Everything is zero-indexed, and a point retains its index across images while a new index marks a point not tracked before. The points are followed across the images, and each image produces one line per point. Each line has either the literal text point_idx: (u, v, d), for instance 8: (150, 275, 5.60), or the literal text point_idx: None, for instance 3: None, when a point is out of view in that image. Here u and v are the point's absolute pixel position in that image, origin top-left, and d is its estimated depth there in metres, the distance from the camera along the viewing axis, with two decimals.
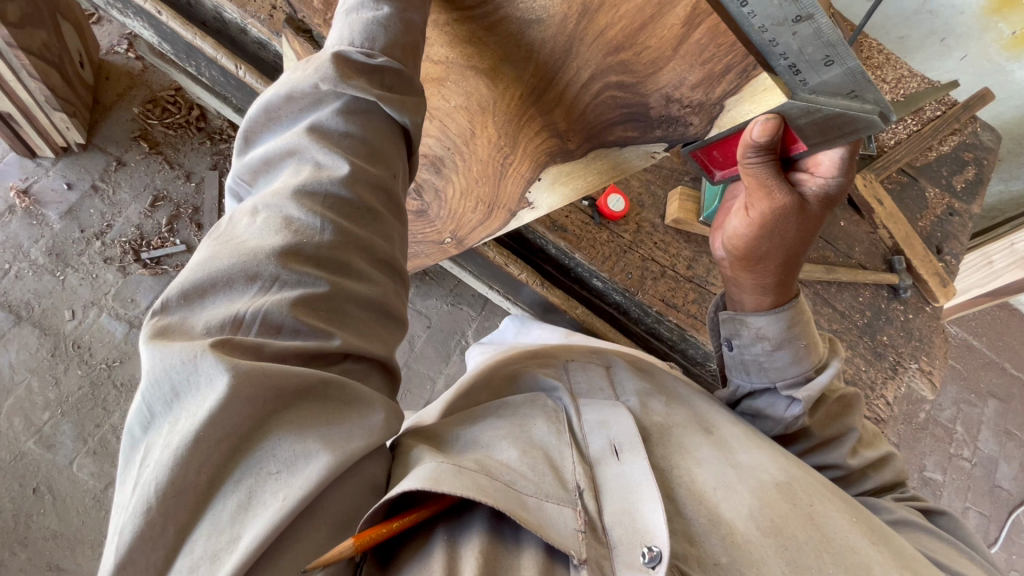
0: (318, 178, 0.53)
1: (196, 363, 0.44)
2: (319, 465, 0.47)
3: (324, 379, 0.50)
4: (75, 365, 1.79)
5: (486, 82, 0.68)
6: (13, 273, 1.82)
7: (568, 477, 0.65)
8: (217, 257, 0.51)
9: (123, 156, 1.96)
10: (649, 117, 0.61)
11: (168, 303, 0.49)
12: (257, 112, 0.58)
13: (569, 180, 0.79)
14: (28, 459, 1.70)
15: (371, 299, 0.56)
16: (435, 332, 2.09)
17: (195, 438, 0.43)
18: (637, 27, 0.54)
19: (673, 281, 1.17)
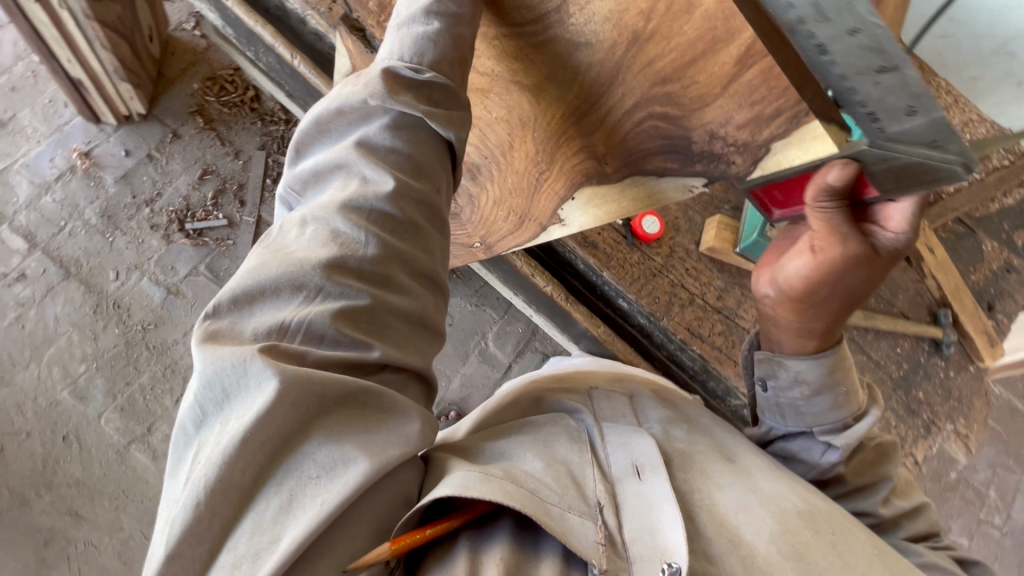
0: (363, 193, 0.54)
1: (247, 364, 0.46)
2: (358, 469, 0.48)
3: (363, 389, 0.51)
4: (113, 324, 1.87)
5: (530, 98, 0.68)
6: (68, 230, 1.91)
7: (589, 492, 0.65)
8: (266, 266, 0.52)
9: (179, 129, 2.04)
10: (691, 151, 0.59)
11: (220, 307, 0.51)
12: (309, 124, 0.59)
13: (608, 203, 0.76)
14: (61, 408, 1.80)
15: (409, 312, 0.56)
16: (456, 330, 2.10)
17: (243, 438, 0.45)
18: (687, 61, 0.52)
19: (700, 310, 1.15)
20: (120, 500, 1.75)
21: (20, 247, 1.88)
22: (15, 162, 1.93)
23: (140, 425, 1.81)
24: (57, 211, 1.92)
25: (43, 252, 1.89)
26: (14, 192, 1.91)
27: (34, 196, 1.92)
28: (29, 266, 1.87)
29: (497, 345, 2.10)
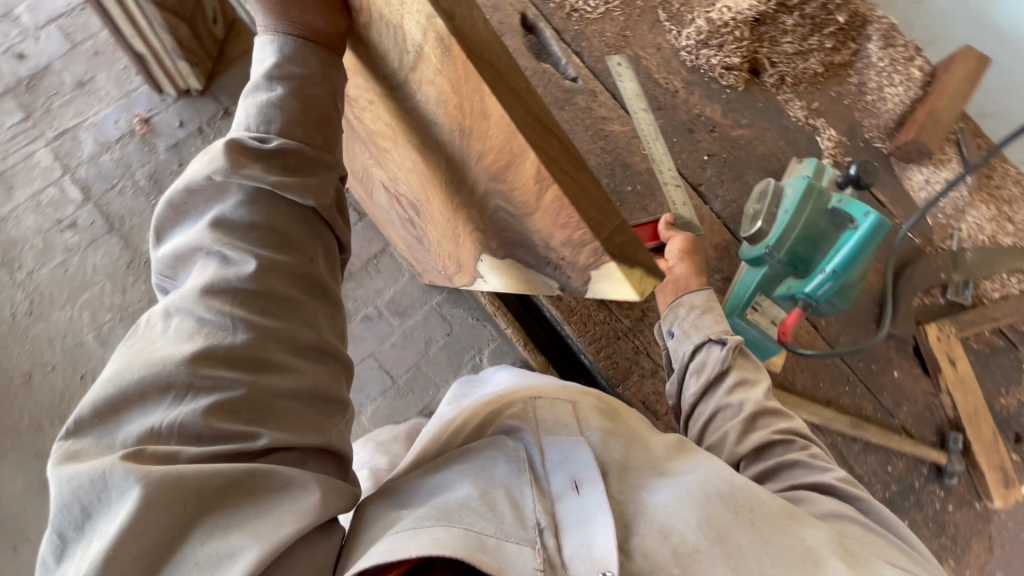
0: (222, 275, 0.57)
1: (108, 474, 0.48)
2: (246, 558, 0.48)
3: (248, 472, 0.52)
4: (141, 281, 2.02)
5: (415, 156, 0.71)
6: (119, 188, 2.08)
7: (528, 514, 0.63)
8: (129, 369, 0.54)
9: (229, 107, 2.15)
10: (536, 253, 0.60)
11: (83, 424, 0.52)
12: (165, 208, 0.63)
13: (506, 271, 0.78)
14: (84, 350, 1.96)
15: (299, 389, 0.58)
16: (453, 341, 2.09)
17: (112, 554, 0.45)
18: (503, 165, 0.48)
19: (661, 384, 1.07)
20: None
21: (77, 197, 2.06)
22: (86, 120, 2.12)
23: None
24: (113, 170, 2.09)
25: (94, 206, 2.06)
26: (80, 147, 2.10)
27: (96, 153, 2.10)
28: (81, 217, 2.05)
29: (492, 363, 2.07)
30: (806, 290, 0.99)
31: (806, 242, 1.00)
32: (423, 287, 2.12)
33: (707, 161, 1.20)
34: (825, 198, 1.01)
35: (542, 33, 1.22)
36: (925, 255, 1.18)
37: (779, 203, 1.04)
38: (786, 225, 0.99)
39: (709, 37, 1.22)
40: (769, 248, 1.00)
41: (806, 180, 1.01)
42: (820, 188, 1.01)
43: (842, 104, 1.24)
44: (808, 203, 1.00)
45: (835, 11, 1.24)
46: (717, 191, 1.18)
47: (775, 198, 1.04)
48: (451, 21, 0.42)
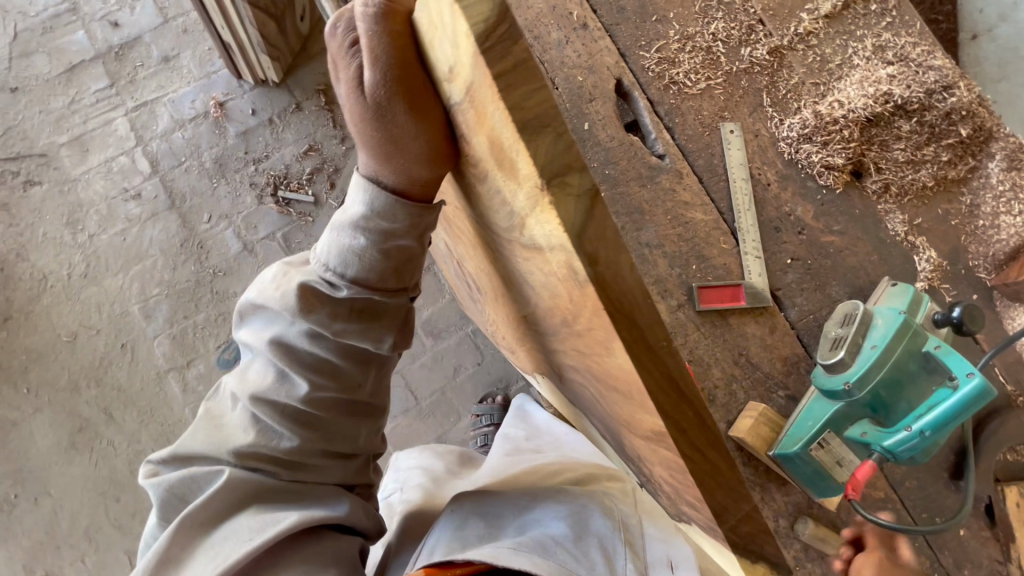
0: (277, 392, 0.66)
1: (194, 474, 0.67)
2: (282, 525, 0.64)
3: (294, 488, 0.68)
4: (192, 261, 2.06)
5: (493, 276, 0.65)
6: (185, 166, 2.12)
7: (619, 566, 0.86)
8: (194, 436, 0.70)
9: (302, 102, 2.16)
10: (619, 434, 0.57)
11: (172, 457, 0.69)
12: (246, 304, 0.69)
13: (559, 394, 0.83)
14: (129, 320, 2.02)
15: (330, 482, 0.71)
16: (482, 372, 2.06)
17: (189, 515, 0.64)
18: (611, 384, 0.41)
19: None
20: (145, 416, 1.96)
21: (145, 170, 2.12)
22: (165, 95, 2.17)
23: (183, 357, 2.00)
24: (183, 148, 2.13)
25: (160, 180, 2.11)
26: (156, 121, 2.15)
27: (169, 129, 2.14)
28: (146, 189, 2.10)
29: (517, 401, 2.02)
30: (886, 444, 0.91)
31: (895, 387, 0.91)
32: (460, 312, 2.09)
33: (790, 265, 1.12)
34: (921, 340, 0.92)
35: (636, 102, 1.16)
36: (1015, 405, 1.07)
37: (870, 334, 0.95)
38: (874, 365, 0.91)
39: (814, 132, 1.14)
40: (850, 385, 0.92)
41: (903, 317, 0.92)
42: (916, 327, 0.93)
43: (948, 224, 1.14)
44: (902, 344, 0.91)
45: (959, 121, 1.13)
46: (795, 299, 1.10)
47: (862, 327, 0.95)
48: (593, 271, 0.34)
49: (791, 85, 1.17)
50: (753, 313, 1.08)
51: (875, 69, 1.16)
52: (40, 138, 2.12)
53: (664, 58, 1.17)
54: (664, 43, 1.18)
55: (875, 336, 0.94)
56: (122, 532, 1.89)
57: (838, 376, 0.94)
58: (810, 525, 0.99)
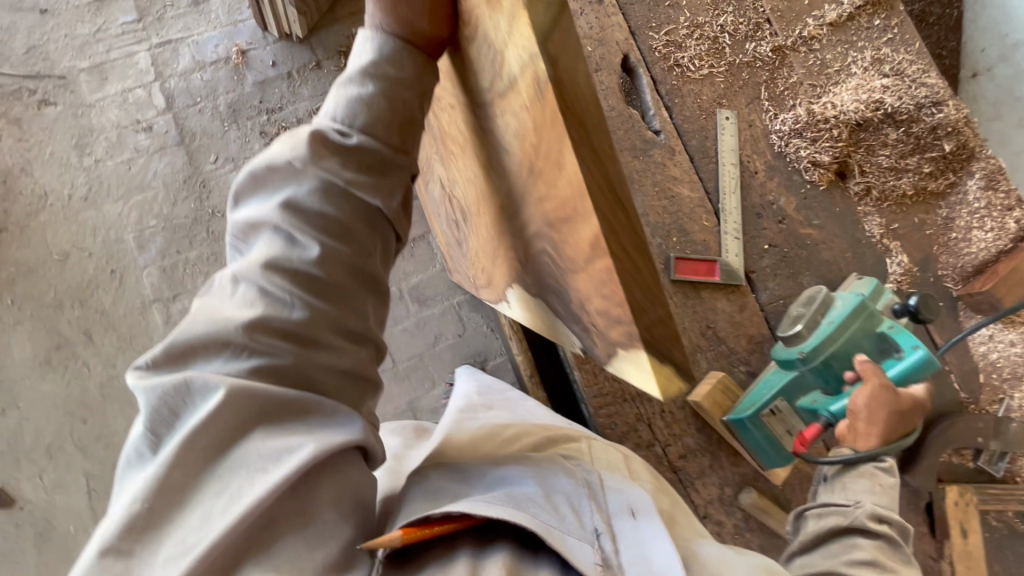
0: (288, 256, 0.62)
1: (189, 382, 0.57)
2: (303, 453, 0.57)
3: (302, 401, 0.60)
4: (192, 198, 2.09)
5: (481, 176, 0.77)
6: (199, 107, 2.16)
7: (586, 519, 0.66)
8: (192, 326, 0.61)
9: (322, 61, 2.21)
10: (571, 310, 0.65)
11: (159, 362, 0.60)
12: (245, 178, 0.66)
13: (529, 301, 0.82)
14: (122, 247, 2.04)
15: (340, 367, 0.64)
16: (462, 343, 2.09)
17: (191, 439, 0.56)
18: (562, 217, 0.53)
19: (654, 458, 1.04)
20: (124, 343, 1.97)
21: (159, 105, 2.15)
22: (189, 37, 2.21)
23: (170, 290, 2.02)
24: (200, 89, 2.17)
25: (173, 117, 2.15)
26: (177, 60, 2.19)
27: (189, 70, 2.18)
28: (157, 123, 2.14)
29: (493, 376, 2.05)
30: (831, 410, 0.94)
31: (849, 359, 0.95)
32: (448, 283, 2.12)
33: (767, 251, 1.16)
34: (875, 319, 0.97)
35: (639, 79, 1.21)
36: (966, 412, 1.11)
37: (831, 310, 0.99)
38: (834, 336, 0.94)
39: (805, 128, 1.19)
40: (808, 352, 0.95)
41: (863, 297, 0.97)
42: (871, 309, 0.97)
43: (923, 233, 1.19)
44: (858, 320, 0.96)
45: (943, 137, 1.18)
46: (767, 283, 1.14)
47: (822, 307, 0.98)
48: (552, 74, 0.46)
49: (789, 84, 1.22)
50: (725, 291, 1.12)
51: (871, 78, 1.21)
52: (62, 61, 2.16)
53: (671, 42, 1.22)
54: (674, 28, 1.22)
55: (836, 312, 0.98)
56: (84, 455, 1.89)
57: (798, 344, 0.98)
58: (753, 495, 1.03)
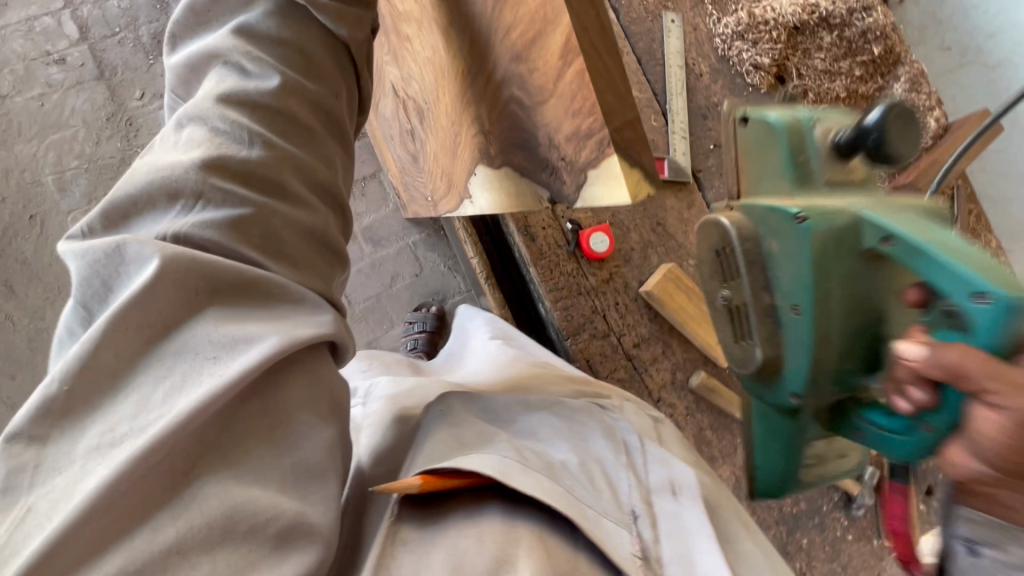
0: (244, 87, 0.54)
1: (123, 246, 0.46)
2: (269, 344, 0.47)
3: (260, 281, 0.49)
4: (119, 138, 1.94)
5: (443, 43, 0.74)
6: (119, 37, 1.97)
7: (623, 498, 0.60)
8: (130, 183, 0.50)
9: None
10: (538, 153, 0.65)
11: (94, 228, 0.49)
12: (183, 13, 0.59)
13: (497, 178, 0.74)
14: (41, 191, 1.88)
15: (310, 225, 0.55)
16: (420, 283, 2.06)
17: (123, 316, 0.44)
18: (532, 38, 0.57)
19: (609, 348, 1.08)
20: (51, 293, 1.84)
21: (72, 35, 1.95)
22: None
23: None
24: (117, 17, 1.98)
25: (89, 48, 1.95)
26: None
27: None
28: (72, 55, 1.95)
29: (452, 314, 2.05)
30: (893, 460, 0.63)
31: (841, 347, 0.62)
32: (403, 222, 2.07)
33: (712, 151, 1.19)
34: (844, 250, 0.59)
35: None
36: None
37: (783, 292, 0.64)
38: (816, 363, 0.63)
39: (746, 31, 1.20)
40: (798, 398, 0.67)
41: (811, 258, 0.59)
42: (830, 239, 0.59)
43: None
44: (820, 299, 0.60)
45: (872, 41, 1.21)
46: (713, 182, 1.18)
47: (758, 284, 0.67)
48: None
49: None
50: (673, 188, 1.15)
51: None
52: None
53: None
54: None
55: (793, 298, 0.62)
56: (18, 412, 1.77)
57: (774, 383, 0.70)
58: (702, 377, 1.09)
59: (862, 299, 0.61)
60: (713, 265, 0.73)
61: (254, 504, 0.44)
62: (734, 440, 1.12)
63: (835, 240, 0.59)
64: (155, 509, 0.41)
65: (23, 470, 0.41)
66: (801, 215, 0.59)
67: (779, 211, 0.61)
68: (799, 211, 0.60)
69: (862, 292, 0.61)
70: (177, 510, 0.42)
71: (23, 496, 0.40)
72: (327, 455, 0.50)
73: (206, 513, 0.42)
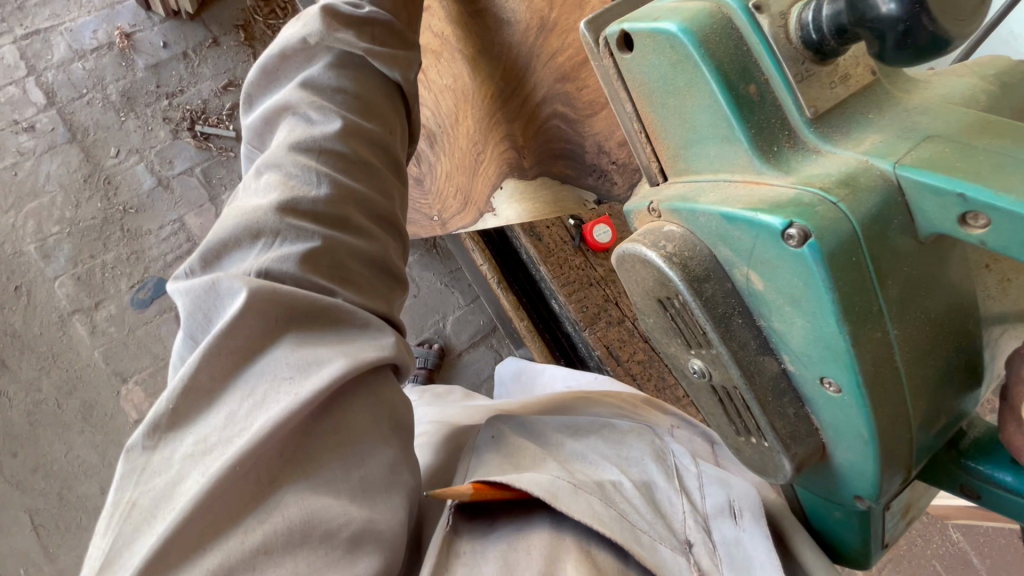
0: (309, 133, 0.56)
1: (217, 282, 0.48)
2: (335, 367, 0.46)
3: (330, 309, 0.50)
4: (97, 198, 1.92)
5: (469, 70, 0.79)
6: (88, 98, 1.99)
7: (678, 526, 0.60)
8: (222, 227, 0.53)
9: (219, 38, 2.10)
10: (584, 160, 0.68)
11: (192, 269, 0.52)
12: (257, 74, 0.65)
13: (521, 190, 0.81)
14: (24, 260, 1.85)
15: (371, 255, 0.56)
16: (418, 303, 2.06)
17: (215, 343, 0.45)
18: (579, 60, 0.62)
19: (626, 332, 1.10)
20: (45, 363, 1.78)
21: (39, 101, 1.97)
22: (62, 24, 2.06)
23: (90, 298, 1.84)
24: (84, 79, 2.00)
25: (57, 112, 1.97)
26: (51, 50, 2.03)
27: (67, 59, 2.02)
28: (41, 121, 1.95)
29: (455, 331, 2.05)
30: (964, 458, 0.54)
31: (899, 400, 0.45)
32: None
33: None
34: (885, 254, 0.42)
35: None
36: None
37: (796, 354, 0.45)
38: (883, 439, 0.46)
39: None
40: (867, 500, 0.51)
41: (835, 295, 0.41)
42: (861, 252, 0.41)
43: None
44: (864, 349, 0.42)
45: None
46: None
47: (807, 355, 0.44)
48: None
49: None
50: None
51: None
52: None
53: None
54: None
55: (822, 366, 0.44)
56: (21, 491, 1.67)
57: (822, 468, 0.52)
58: None
59: (906, 320, 0.43)
60: (672, 324, 0.50)
61: (329, 510, 0.43)
62: None
63: (868, 251, 0.41)
64: (245, 514, 0.41)
65: (137, 472, 0.43)
66: (801, 231, 0.40)
67: (762, 230, 0.42)
68: (791, 219, 0.41)
69: (902, 312, 0.43)
70: (262, 517, 0.41)
71: (127, 492, 0.42)
72: (392, 474, 0.48)
73: (289, 518, 0.42)
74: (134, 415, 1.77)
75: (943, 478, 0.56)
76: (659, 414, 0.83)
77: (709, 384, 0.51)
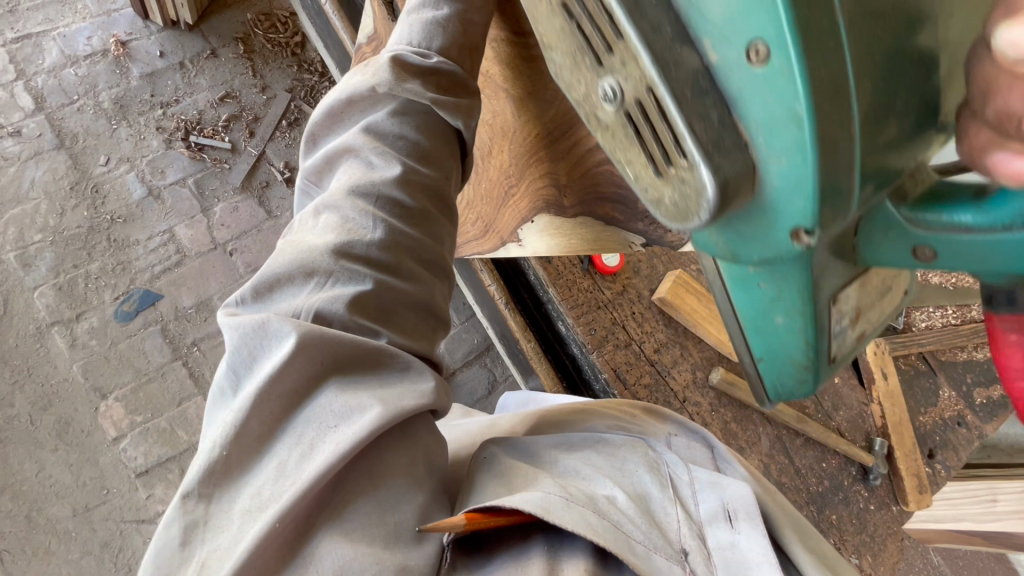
0: (367, 177, 0.56)
1: (267, 323, 0.47)
2: (373, 414, 0.44)
3: (376, 350, 0.48)
4: (84, 206, 1.86)
5: (514, 108, 0.77)
6: (78, 105, 1.95)
7: (671, 533, 0.59)
8: (275, 261, 0.52)
9: (218, 49, 2.09)
10: (635, 206, 0.71)
11: (243, 298, 0.51)
12: (322, 115, 0.64)
13: (560, 227, 0.85)
14: (3, 268, 1.78)
15: (419, 299, 0.54)
16: None
17: (262, 391, 0.44)
18: None
19: (633, 356, 1.11)
20: (17, 377, 1.70)
21: (27, 105, 1.92)
22: (54, 29, 2.03)
23: (71, 310, 1.77)
24: (75, 85, 1.97)
25: (46, 117, 1.92)
26: (42, 55, 1.99)
27: (59, 65, 1.99)
28: (28, 126, 1.90)
29: (448, 349, 2.03)
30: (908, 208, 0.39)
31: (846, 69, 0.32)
32: None
33: None
34: None
35: None
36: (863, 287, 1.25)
37: (717, 29, 0.34)
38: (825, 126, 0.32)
39: None
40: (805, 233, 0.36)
41: None
42: None
43: None
44: None
45: None
46: None
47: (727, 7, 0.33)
48: None
49: None
50: None
51: None
52: None
53: None
54: None
55: (746, 24, 0.32)
56: None
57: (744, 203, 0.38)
58: (721, 372, 1.13)
59: None
60: (578, 39, 0.40)
61: (361, 563, 0.40)
62: (758, 429, 1.14)
63: None
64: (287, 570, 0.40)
65: (199, 526, 0.42)
66: None
67: None
68: None
69: None
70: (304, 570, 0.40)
71: (194, 553, 0.41)
72: (423, 520, 0.45)
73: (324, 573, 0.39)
74: (111, 433, 1.69)
75: (887, 244, 0.41)
76: (657, 422, 0.81)
77: (619, 110, 0.39)
